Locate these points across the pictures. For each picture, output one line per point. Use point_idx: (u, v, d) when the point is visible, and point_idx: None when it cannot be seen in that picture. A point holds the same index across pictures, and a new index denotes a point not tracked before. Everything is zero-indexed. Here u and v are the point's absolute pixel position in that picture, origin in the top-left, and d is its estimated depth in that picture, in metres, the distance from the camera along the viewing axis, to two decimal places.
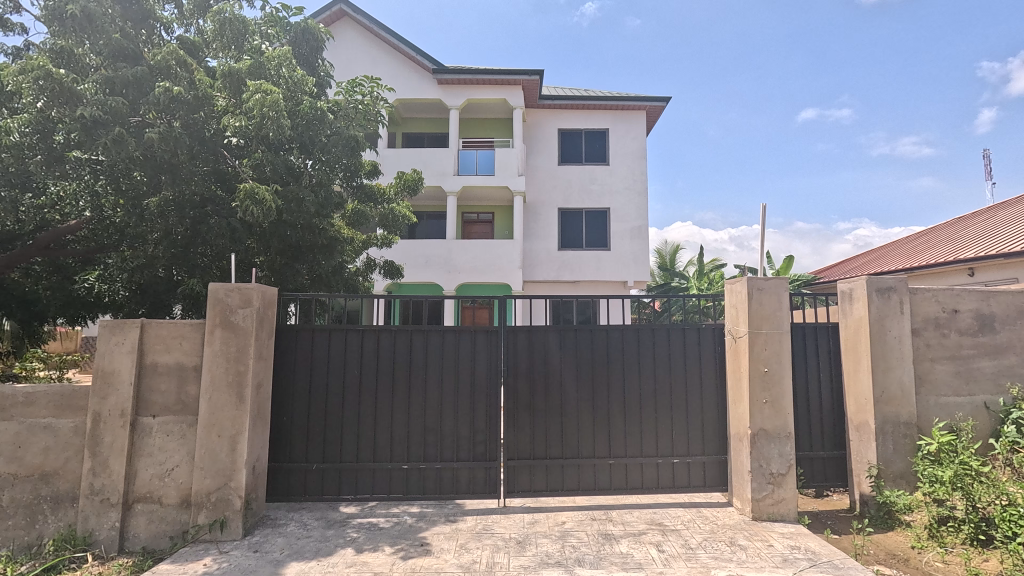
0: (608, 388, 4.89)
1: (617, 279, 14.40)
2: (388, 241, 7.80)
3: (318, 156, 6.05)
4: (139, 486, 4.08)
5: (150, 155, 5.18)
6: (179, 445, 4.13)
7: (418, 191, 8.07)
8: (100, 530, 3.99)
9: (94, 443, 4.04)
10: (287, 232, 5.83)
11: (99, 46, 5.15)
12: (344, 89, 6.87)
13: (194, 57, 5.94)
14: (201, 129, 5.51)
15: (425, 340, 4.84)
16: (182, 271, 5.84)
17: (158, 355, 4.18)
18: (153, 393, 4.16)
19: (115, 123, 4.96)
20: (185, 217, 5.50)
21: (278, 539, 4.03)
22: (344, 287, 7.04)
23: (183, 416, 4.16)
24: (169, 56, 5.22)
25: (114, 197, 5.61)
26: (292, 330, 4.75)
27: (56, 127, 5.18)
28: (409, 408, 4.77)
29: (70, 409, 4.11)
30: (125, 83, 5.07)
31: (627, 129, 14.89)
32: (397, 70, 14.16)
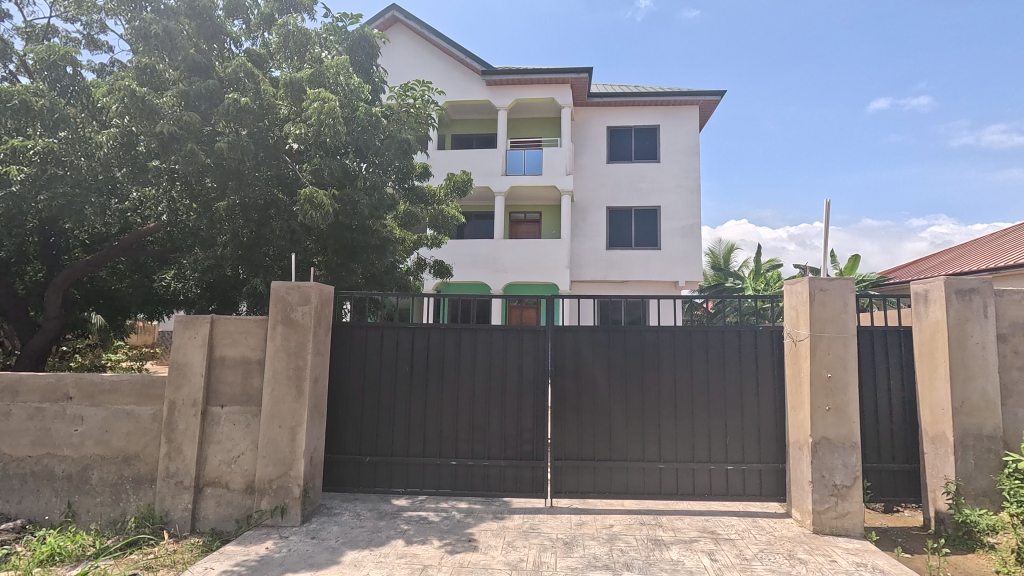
0: (657, 391, 4.78)
1: (668, 279, 14.05)
2: (438, 241, 7.94)
3: (371, 159, 6.28)
4: (209, 470, 4.37)
5: (219, 164, 5.46)
6: (244, 434, 4.38)
7: (467, 192, 8.13)
8: (175, 510, 4.31)
9: (170, 429, 4.35)
10: (344, 234, 6.10)
11: (177, 63, 5.55)
12: (396, 94, 7.07)
13: (260, 68, 6.29)
14: (265, 136, 5.80)
15: (472, 338, 4.91)
16: (247, 271, 6.19)
17: (226, 348, 4.46)
18: (221, 383, 4.43)
19: (188, 135, 5.30)
20: (250, 220, 5.81)
21: (333, 527, 4.20)
22: (396, 286, 7.25)
23: (248, 407, 4.41)
24: (238, 68, 5.54)
25: (187, 202, 5.89)
26: (346, 327, 4.93)
27: (138, 140, 5.56)
28: (457, 405, 4.84)
29: (150, 397, 4.45)
30: (199, 96, 5.41)
31: (678, 125, 14.49)
32: (447, 73, 14.41)
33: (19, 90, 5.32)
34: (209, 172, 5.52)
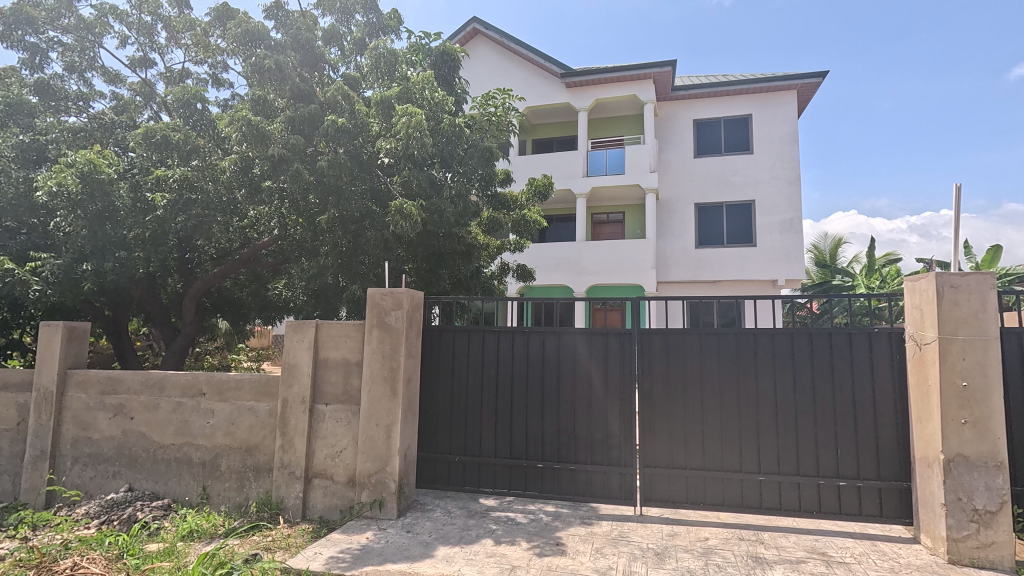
0: (755, 398, 4.47)
1: (766, 278, 13.12)
2: (520, 245, 8.05)
3: (456, 169, 6.52)
4: (316, 463, 4.75)
5: (320, 181, 5.90)
6: (346, 430, 4.72)
7: (549, 195, 8.14)
8: (289, 498, 4.73)
9: (283, 424, 4.80)
10: (432, 241, 6.39)
11: (285, 92, 6.13)
12: (478, 103, 7.27)
13: (355, 90, 6.77)
14: (360, 153, 6.24)
15: (557, 341, 4.91)
16: (347, 279, 6.65)
17: (329, 350, 4.83)
18: (326, 383, 4.81)
19: (295, 157, 5.83)
20: (347, 232, 6.28)
21: (427, 522, 4.40)
22: (481, 290, 7.45)
23: (349, 405, 4.74)
24: (336, 92, 6.01)
25: (294, 218, 6.42)
26: (436, 330, 5.14)
27: (253, 164, 6.27)
28: (543, 408, 4.87)
29: (266, 394, 4.93)
30: (303, 120, 5.94)
31: (774, 112, 13.51)
32: (527, 79, 14.59)
33: (162, 127, 6.20)
34: (312, 189, 5.98)
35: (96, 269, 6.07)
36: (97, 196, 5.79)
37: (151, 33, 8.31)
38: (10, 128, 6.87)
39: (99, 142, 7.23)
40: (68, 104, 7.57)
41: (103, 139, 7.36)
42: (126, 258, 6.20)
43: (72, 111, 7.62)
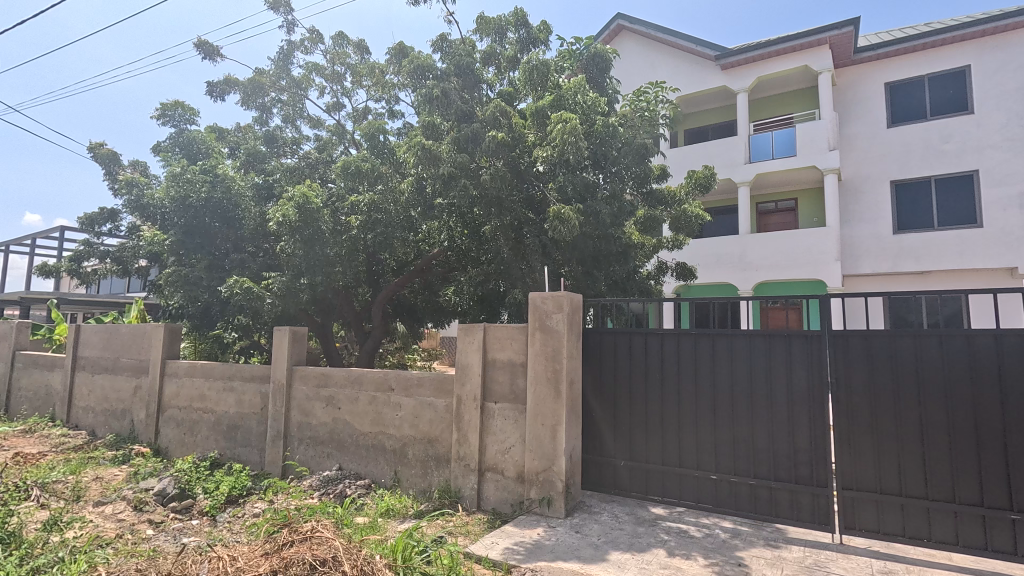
0: (1000, 416, 3.61)
1: (998, 266, 10.57)
2: (678, 243, 7.66)
3: (609, 169, 6.50)
4: (488, 457, 5.07)
5: (484, 193, 6.35)
6: (514, 428, 4.96)
7: (710, 188, 7.59)
8: (465, 488, 5.13)
9: (458, 419, 5.22)
10: (588, 244, 6.43)
11: (450, 115, 6.70)
12: (630, 100, 7.12)
13: (510, 104, 7.12)
14: (518, 164, 6.54)
15: (729, 343, 4.54)
16: (507, 284, 7.05)
17: (496, 352, 5.13)
18: (494, 383, 5.12)
19: (462, 173, 6.32)
20: (508, 240, 6.64)
21: (595, 525, 4.40)
22: (638, 291, 7.25)
23: (516, 404, 4.97)
24: (495, 109, 6.36)
25: (460, 229, 7.01)
26: (596, 333, 5.13)
27: (426, 184, 7.05)
28: (715, 416, 4.54)
29: (443, 392, 5.42)
30: (468, 139, 6.41)
31: (1003, 59, 10.86)
32: (676, 67, 13.88)
33: (355, 159, 7.20)
34: (477, 202, 6.39)
35: (311, 283, 7.02)
36: (309, 221, 6.75)
37: (341, 80, 9.77)
38: (249, 172, 8.63)
39: (308, 177, 8.71)
40: (286, 147, 9.31)
41: (311, 174, 8.84)
42: (330, 273, 7.08)
43: (289, 153, 9.25)
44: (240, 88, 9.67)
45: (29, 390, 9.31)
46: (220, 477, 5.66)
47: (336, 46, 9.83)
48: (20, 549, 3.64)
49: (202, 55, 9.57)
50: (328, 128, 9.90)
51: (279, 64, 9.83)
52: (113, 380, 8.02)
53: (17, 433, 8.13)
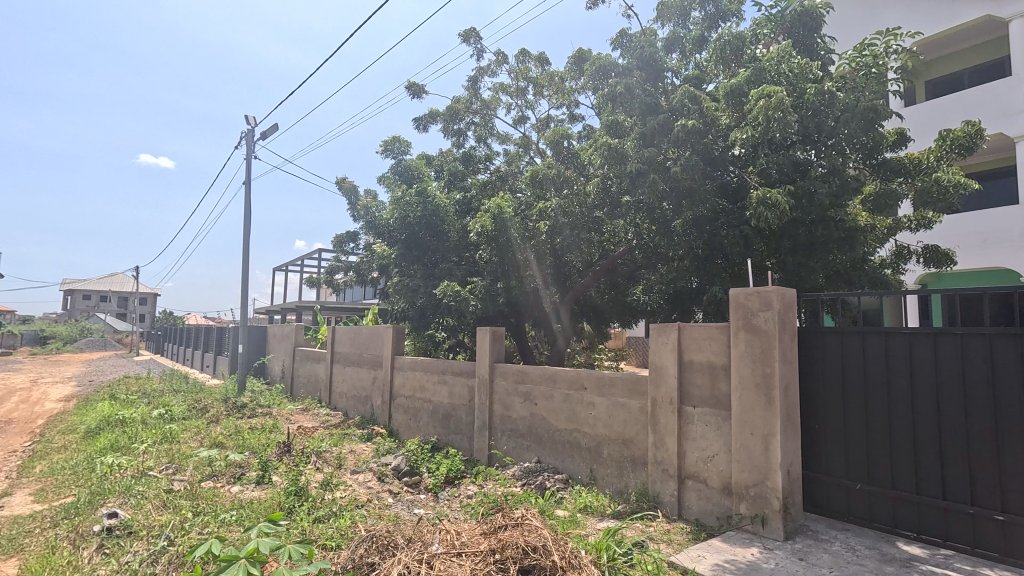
0: None
1: None
2: (926, 221, 6.18)
3: (824, 143, 5.63)
4: (689, 464, 4.79)
5: (675, 186, 6.01)
6: (717, 436, 4.58)
7: (973, 148, 6.00)
8: (665, 494, 4.92)
9: (654, 422, 5.04)
10: (799, 230, 5.70)
11: (634, 109, 6.54)
12: (850, 57, 6.02)
13: (700, 88, 6.64)
14: (712, 150, 6.05)
15: (1018, 348, 3.47)
16: (703, 279, 6.55)
17: (694, 353, 4.81)
18: (692, 386, 4.81)
19: (650, 167, 6.08)
20: (703, 234, 6.14)
21: (825, 555, 3.80)
22: (869, 283, 6.09)
23: (718, 409, 4.59)
24: (684, 95, 6.00)
25: (648, 227, 6.61)
26: (817, 332, 4.44)
27: (610, 184, 7.01)
28: (999, 441, 3.53)
29: (637, 393, 5.28)
30: (654, 132, 6.18)
31: None
32: (911, 7, 11.33)
33: (542, 167, 7.56)
34: (667, 197, 6.10)
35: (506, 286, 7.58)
36: (503, 230, 7.24)
37: (525, 94, 10.34)
38: (451, 190, 9.70)
39: (500, 189, 9.41)
40: (479, 164, 10.31)
41: (502, 186, 9.54)
42: (523, 276, 7.58)
43: (483, 168, 10.24)
44: (441, 118, 10.94)
45: (304, 378, 11.95)
46: (440, 459, 6.45)
47: (519, 63, 10.45)
48: (307, 501, 4.68)
49: (411, 94, 11.12)
50: (514, 141, 10.58)
51: (471, 90, 10.86)
52: (359, 372, 9.80)
53: (299, 411, 10.50)
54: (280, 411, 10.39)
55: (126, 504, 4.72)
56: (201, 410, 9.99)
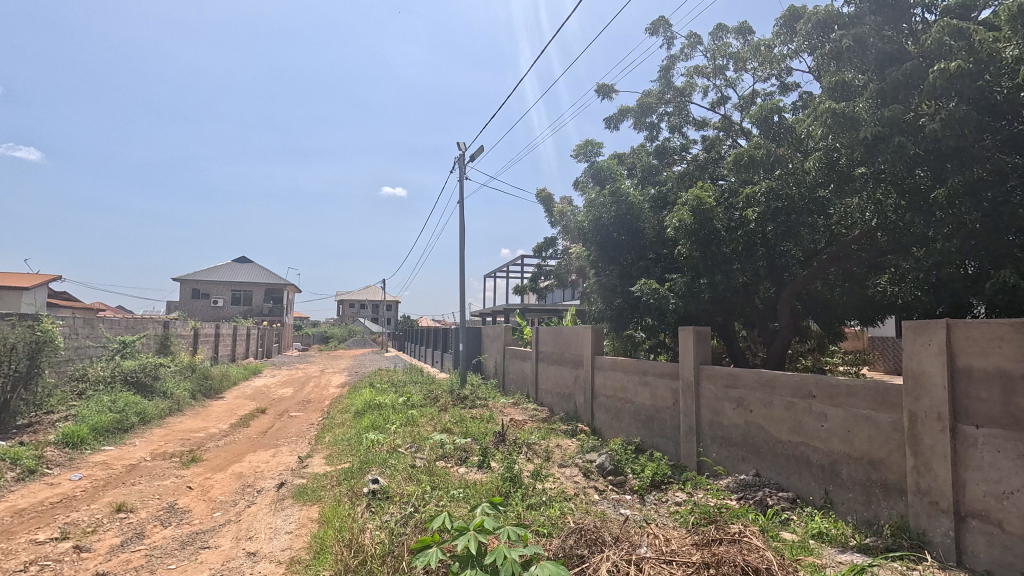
0: None
1: None
2: None
3: None
4: (972, 500, 3.58)
5: (932, 147, 4.93)
6: (1018, 467, 3.35)
7: None
8: (934, 533, 3.77)
9: (914, 442, 3.94)
10: None
11: (868, 64, 5.46)
12: None
13: (965, 19, 5.26)
14: (991, 97, 4.67)
15: None
16: (986, 266, 4.99)
17: (972, 358, 3.63)
18: (972, 400, 3.62)
19: (895, 129, 4.96)
20: (982, 203, 4.77)
21: None
22: None
23: (1019, 432, 3.36)
24: (942, 33, 4.81)
25: (897, 200, 5.34)
26: None
27: (839, 154, 5.82)
28: None
29: (887, 404, 4.20)
30: (897, 86, 5.11)
31: None
32: None
33: (749, 148, 6.86)
34: (921, 162, 5.04)
35: (711, 282, 6.97)
36: (704, 224, 6.70)
37: (724, 73, 9.48)
38: (646, 186, 9.44)
39: (699, 178, 8.80)
40: (674, 156, 9.82)
41: (701, 175, 8.90)
42: (730, 270, 6.96)
43: (678, 160, 9.76)
44: (632, 114, 10.76)
45: (514, 375, 13.00)
46: (645, 462, 6.31)
47: (716, 40, 9.63)
48: (521, 489, 5.07)
49: (601, 96, 11.20)
50: (714, 125, 9.78)
51: (662, 80, 10.43)
52: (561, 370, 10.23)
53: (510, 405, 11.47)
54: (495, 404, 11.47)
55: (384, 473, 5.80)
56: (434, 400, 11.69)
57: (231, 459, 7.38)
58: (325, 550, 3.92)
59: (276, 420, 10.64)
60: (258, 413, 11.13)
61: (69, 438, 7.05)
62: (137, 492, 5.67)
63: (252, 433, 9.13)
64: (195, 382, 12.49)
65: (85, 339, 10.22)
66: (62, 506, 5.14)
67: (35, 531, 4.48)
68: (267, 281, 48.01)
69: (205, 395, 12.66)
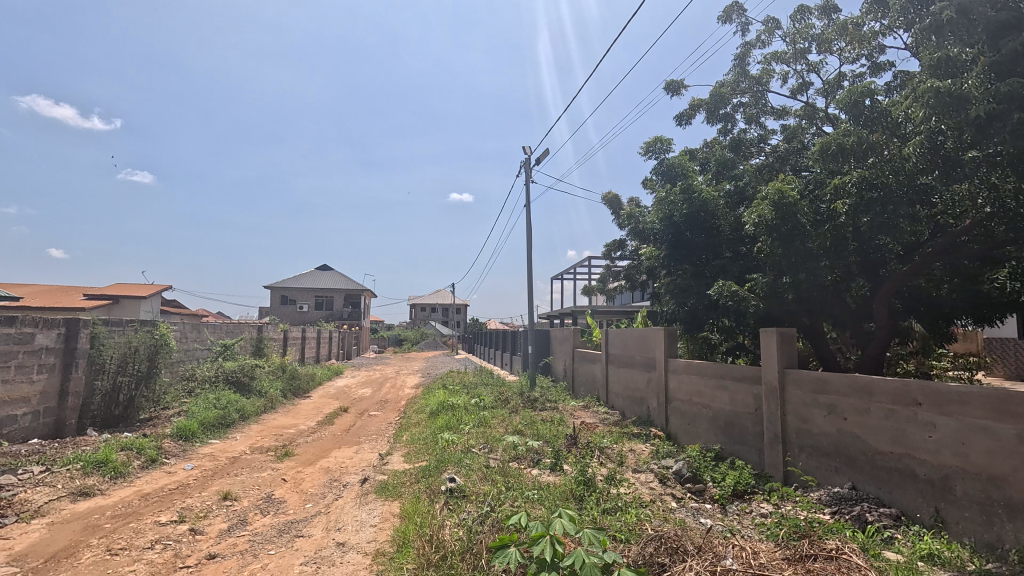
0: None
1: None
2: None
3: None
4: None
5: None
6: None
7: None
8: None
9: None
10: None
11: (977, 36, 4.92)
12: None
13: None
14: None
15: None
16: None
17: None
18: None
19: (1015, 105, 4.43)
20: None
21: None
22: None
23: None
24: None
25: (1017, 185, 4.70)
26: None
27: (944, 138, 5.31)
28: None
29: (1009, 414, 3.74)
30: (1015, 58, 4.55)
31: None
32: None
33: (836, 135, 6.37)
34: None
35: (794, 281, 6.59)
36: (788, 217, 6.42)
37: (806, 57, 8.88)
38: (721, 181, 9.03)
39: (780, 171, 8.29)
40: (751, 148, 9.33)
41: (782, 167, 8.39)
42: (816, 268, 6.44)
43: (756, 152, 9.31)
44: (704, 107, 10.35)
45: (584, 377, 12.88)
46: (726, 470, 6.02)
47: (797, 22, 9.05)
48: (596, 493, 5.03)
49: (669, 91, 10.87)
50: (796, 113, 9.17)
51: (736, 70, 9.96)
52: (633, 373, 10.00)
53: (581, 408, 11.37)
54: (566, 407, 11.43)
55: (460, 472, 5.97)
56: (504, 402, 11.85)
57: (319, 454, 7.89)
58: (408, 544, 4.10)
59: (357, 418, 11.24)
60: (341, 412, 11.83)
61: (183, 431, 7.87)
62: (240, 482, 6.22)
63: (336, 431, 9.72)
64: (285, 382, 13.50)
65: (193, 342, 11.35)
66: (179, 492, 5.74)
67: (158, 513, 5.04)
68: (346, 287, 50.84)
69: (294, 394, 13.64)
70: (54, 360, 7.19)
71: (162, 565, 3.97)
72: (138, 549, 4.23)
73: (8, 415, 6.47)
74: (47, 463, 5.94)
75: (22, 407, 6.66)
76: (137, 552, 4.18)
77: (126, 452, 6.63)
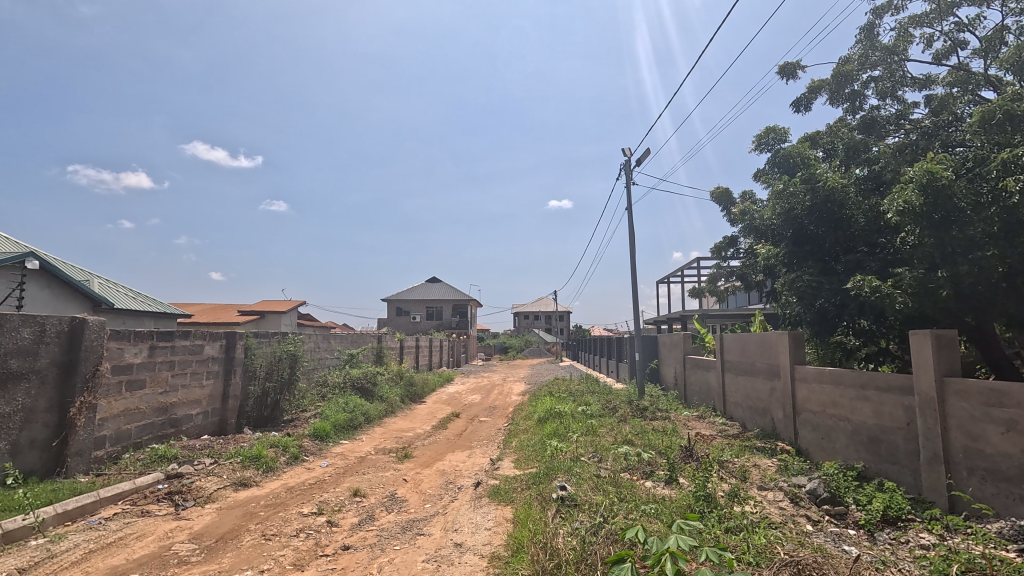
0: None
1: None
2: None
3: None
4: None
5: None
6: None
7: None
8: None
9: None
10: None
11: None
12: None
13: None
14: None
15: None
16: None
17: None
18: None
19: None
20: None
21: None
22: None
23: None
24: None
25: None
26: None
27: None
28: None
29: None
30: None
31: None
32: None
33: (1000, 102, 5.77)
34: None
35: (952, 275, 5.55)
36: (941, 203, 5.55)
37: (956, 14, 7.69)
38: (851, 167, 8.09)
39: (926, 150, 7.27)
40: (887, 127, 8.32)
41: (930, 145, 7.32)
42: (982, 259, 5.37)
43: (893, 130, 8.31)
44: (827, 88, 9.36)
45: (697, 385, 12.19)
46: (873, 492, 5.30)
47: None
48: (717, 509, 4.70)
49: (784, 77, 10.01)
50: (945, 81, 7.97)
51: (864, 42, 8.92)
52: (753, 382, 9.25)
53: (695, 418, 10.77)
54: (678, 417, 10.91)
55: (571, 480, 5.93)
56: (612, 410, 11.59)
57: (435, 457, 8.34)
58: (522, 549, 4.15)
59: (469, 423, 11.73)
60: (454, 416, 12.39)
61: (319, 431, 8.76)
62: (368, 480, 6.78)
63: (450, 435, 10.19)
64: (403, 388, 14.47)
65: (324, 351, 12.62)
66: (317, 487, 6.37)
67: (301, 505, 5.63)
68: (453, 298, 53.30)
69: (411, 399, 14.55)
70: (218, 368, 8.40)
71: (305, 552, 4.43)
72: (286, 536, 4.77)
73: (186, 413, 7.66)
74: (215, 457, 6.92)
75: (196, 407, 7.86)
76: (285, 539, 4.71)
77: (274, 449, 7.52)
